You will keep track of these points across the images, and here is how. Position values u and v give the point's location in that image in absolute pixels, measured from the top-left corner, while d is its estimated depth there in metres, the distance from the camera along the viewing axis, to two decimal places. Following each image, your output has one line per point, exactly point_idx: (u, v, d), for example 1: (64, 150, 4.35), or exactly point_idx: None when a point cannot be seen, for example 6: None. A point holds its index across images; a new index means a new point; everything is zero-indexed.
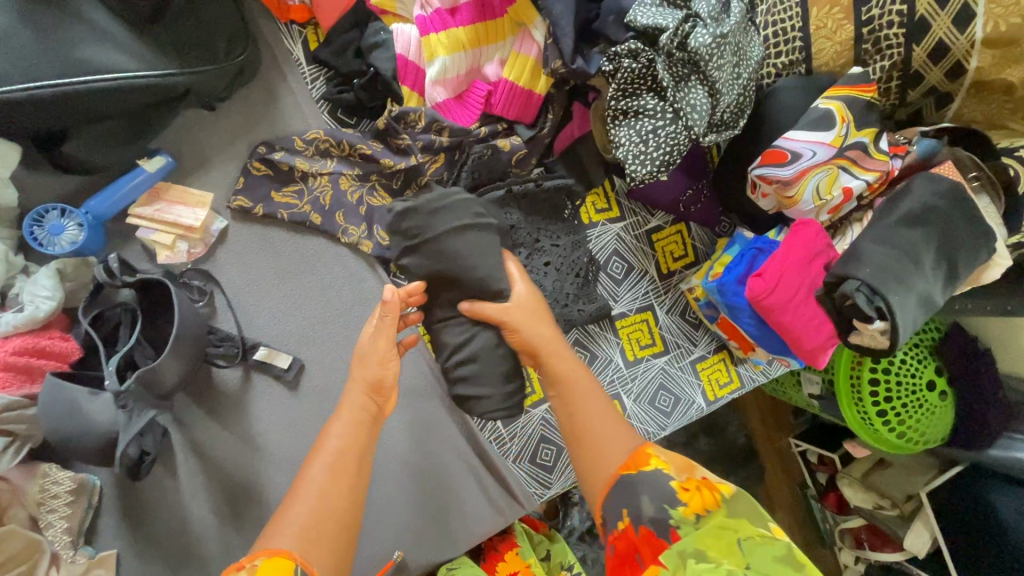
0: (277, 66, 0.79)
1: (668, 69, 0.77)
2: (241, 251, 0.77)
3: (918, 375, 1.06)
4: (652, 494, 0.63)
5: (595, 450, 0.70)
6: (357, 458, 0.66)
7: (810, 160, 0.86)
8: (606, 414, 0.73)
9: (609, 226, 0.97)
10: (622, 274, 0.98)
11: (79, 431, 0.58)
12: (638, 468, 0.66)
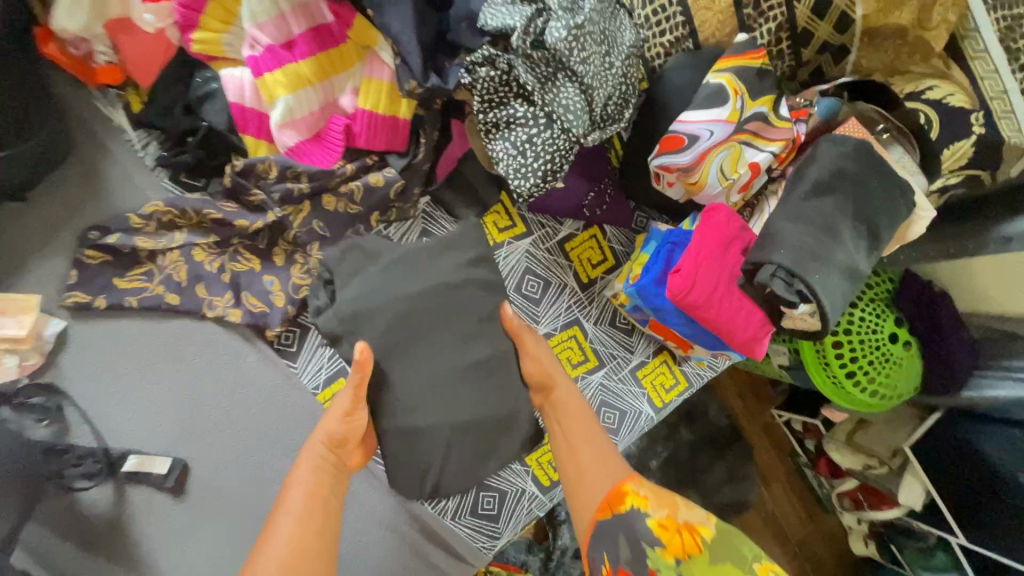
0: (98, 138, 0.70)
1: (530, 72, 0.70)
2: (88, 353, 0.68)
3: (879, 329, 1.01)
4: (626, 535, 0.63)
5: (587, 487, 0.70)
6: (324, 505, 0.63)
7: (708, 141, 0.80)
8: (598, 441, 0.73)
9: (516, 243, 0.89)
10: (539, 292, 0.90)
11: None
12: (614, 510, 0.66)
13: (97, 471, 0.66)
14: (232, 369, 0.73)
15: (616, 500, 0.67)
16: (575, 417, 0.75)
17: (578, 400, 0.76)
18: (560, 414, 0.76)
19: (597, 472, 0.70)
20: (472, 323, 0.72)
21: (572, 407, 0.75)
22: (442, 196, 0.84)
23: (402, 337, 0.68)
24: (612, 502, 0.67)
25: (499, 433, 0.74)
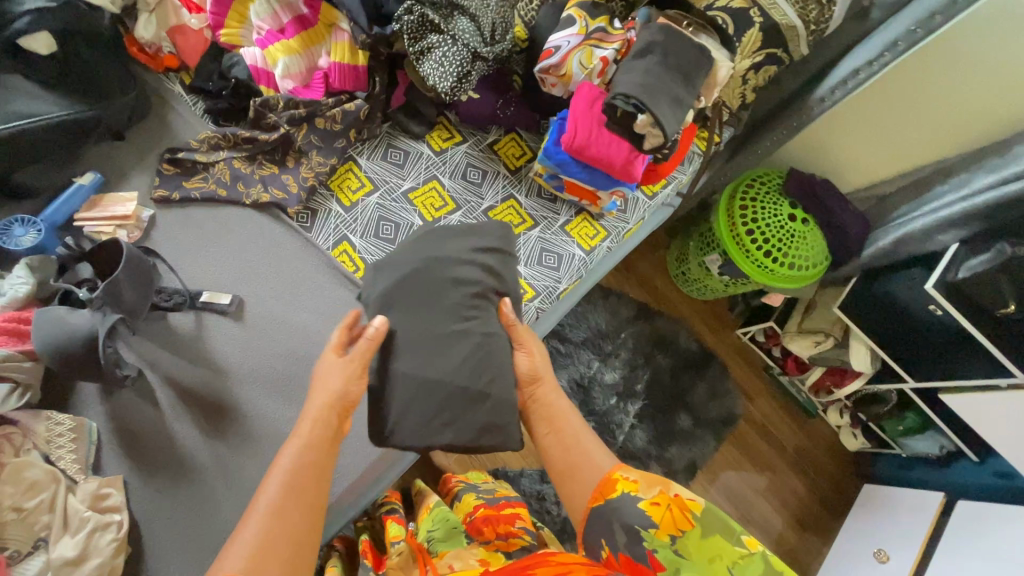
0: (165, 102, 1.07)
1: (437, 13, 1.10)
2: (169, 230, 0.99)
3: (786, 209, 1.63)
4: (622, 517, 0.82)
5: (580, 478, 0.89)
6: (314, 471, 0.78)
7: (568, 47, 1.19)
8: (588, 438, 0.93)
9: (457, 147, 1.25)
10: (480, 178, 1.24)
11: (69, 337, 0.80)
12: (608, 496, 0.85)
13: (182, 299, 0.95)
14: (267, 239, 1.04)
15: (609, 487, 0.86)
16: (569, 416, 0.95)
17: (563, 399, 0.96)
18: (546, 407, 0.96)
19: (586, 470, 0.89)
20: (463, 294, 0.95)
21: (557, 404, 0.95)
22: (398, 119, 1.21)
23: (415, 290, 0.94)
24: (606, 489, 0.86)
25: (472, 391, 0.92)
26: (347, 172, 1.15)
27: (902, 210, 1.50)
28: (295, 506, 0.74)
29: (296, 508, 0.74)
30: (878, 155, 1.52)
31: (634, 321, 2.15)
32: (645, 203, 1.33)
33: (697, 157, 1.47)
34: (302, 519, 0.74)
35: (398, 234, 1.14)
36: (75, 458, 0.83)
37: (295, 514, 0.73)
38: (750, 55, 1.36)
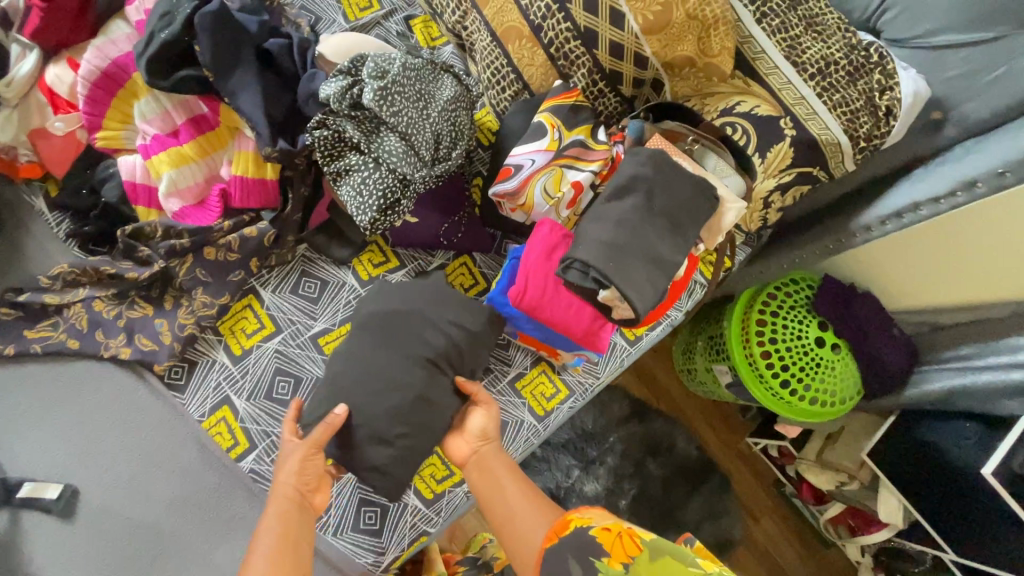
0: (21, 221, 0.88)
1: (357, 128, 0.86)
2: (2, 393, 0.81)
3: (809, 326, 1.26)
4: (577, 552, 0.71)
5: (522, 533, 0.78)
6: (294, 541, 0.73)
7: (531, 168, 0.94)
8: (526, 497, 0.81)
9: (390, 275, 1.00)
10: None
11: None
12: (561, 534, 0.74)
13: None
14: (122, 402, 0.84)
15: (560, 527, 0.75)
16: (510, 488, 0.82)
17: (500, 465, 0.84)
18: (486, 469, 0.84)
19: (527, 529, 0.78)
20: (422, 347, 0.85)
21: (496, 464, 0.84)
22: (317, 242, 0.98)
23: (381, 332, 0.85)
24: (557, 529, 0.75)
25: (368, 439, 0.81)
26: (244, 309, 0.93)
27: (962, 350, 1.14)
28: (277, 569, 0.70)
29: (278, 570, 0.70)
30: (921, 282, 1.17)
31: (624, 423, 1.70)
32: (624, 350, 1.05)
33: (700, 287, 1.15)
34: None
35: (295, 394, 0.90)
36: None
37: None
38: (776, 174, 1.06)
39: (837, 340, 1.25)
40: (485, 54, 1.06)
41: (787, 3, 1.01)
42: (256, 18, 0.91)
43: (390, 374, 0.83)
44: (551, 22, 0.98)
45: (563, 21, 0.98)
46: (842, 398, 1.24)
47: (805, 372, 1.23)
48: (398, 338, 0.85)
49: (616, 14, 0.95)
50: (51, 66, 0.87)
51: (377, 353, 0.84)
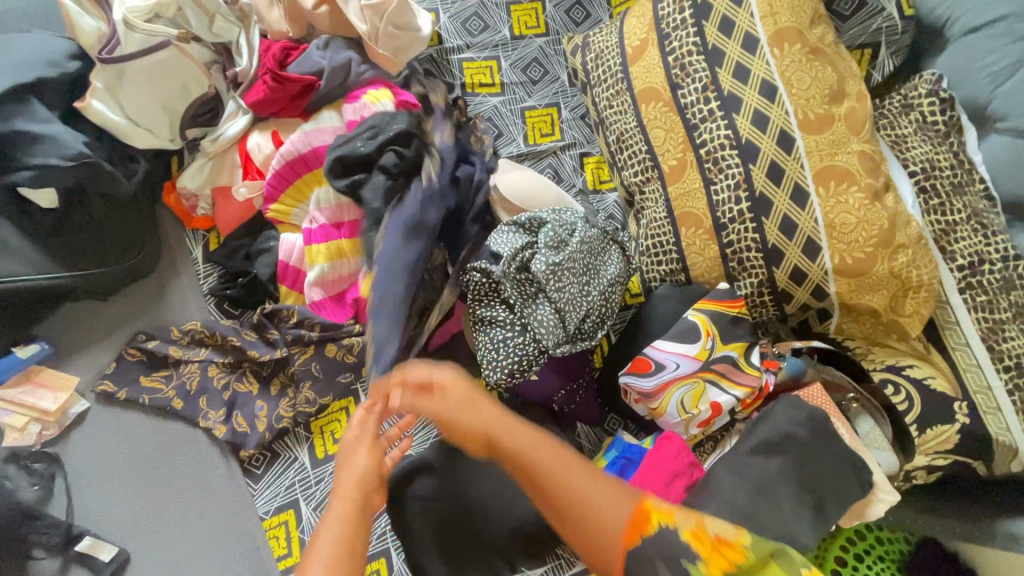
0: (174, 265, 0.90)
1: (515, 288, 0.84)
2: (93, 434, 0.81)
3: None
4: (668, 558, 0.60)
5: (591, 524, 0.62)
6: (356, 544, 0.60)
7: (672, 372, 0.88)
8: (589, 479, 0.64)
9: None
10: None
11: None
12: (642, 536, 0.62)
13: (52, 541, 0.74)
14: (199, 474, 0.82)
15: (641, 521, 0.62)
16: (536, 444, 0.65)
17: (527, 443, 0.66)
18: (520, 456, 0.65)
19: (596, 512, 0.63)
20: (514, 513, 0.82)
21: (529, 447, 0.65)
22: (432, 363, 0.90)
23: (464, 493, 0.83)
24: (638, 526, 0.62)
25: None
26: (338, 410, 0.86)
27: None
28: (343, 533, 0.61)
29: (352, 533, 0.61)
30: None
31: None
32: None
33: None
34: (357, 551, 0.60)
35: None
36: None
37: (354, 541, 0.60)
38: (928, 453, 0.94)
39: None
40: (652, 226, 1.02)
41: (1000, 283, 0.91)
42: (451, 141, 0.92)
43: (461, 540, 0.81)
44: (738, 226, 0.93)
45: (751, 230, 0.92)
46: None
47: None
48: (476, 484, 0.83)
49: (811, 246, 0.88)
50: (256, 133, 0.90)
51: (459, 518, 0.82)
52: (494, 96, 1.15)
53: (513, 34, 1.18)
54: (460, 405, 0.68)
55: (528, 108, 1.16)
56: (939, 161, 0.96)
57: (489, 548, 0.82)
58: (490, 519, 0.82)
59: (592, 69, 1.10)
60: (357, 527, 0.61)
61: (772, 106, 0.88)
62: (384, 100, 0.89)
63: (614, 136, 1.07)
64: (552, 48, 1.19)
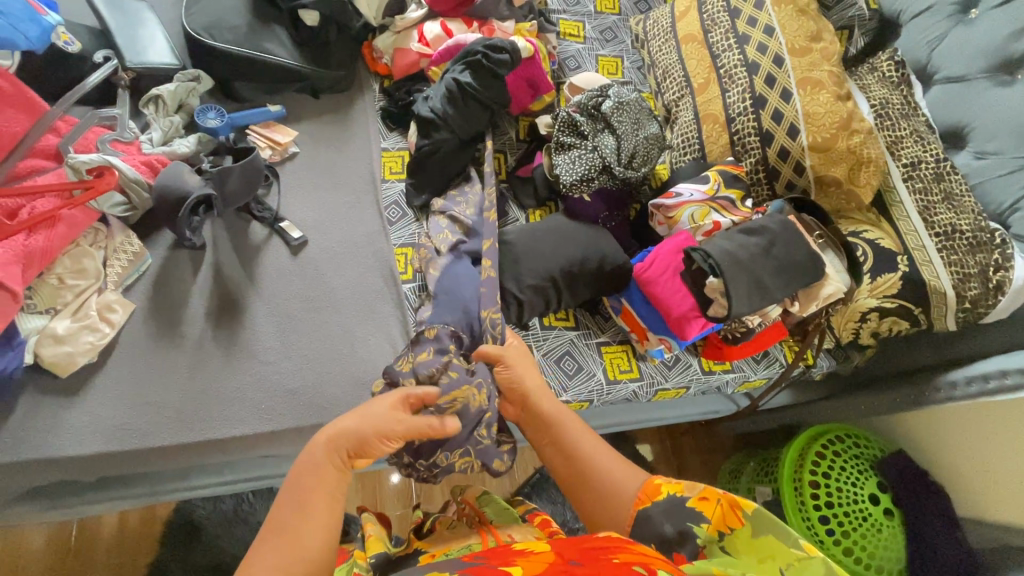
0: (359, 90, 1.35)
1: (589, 123, 1.24)
2: (296, 168, 1.21)
3: (858, 486, 1.52)
4: (675, 518, 0.75)
5: (610, 491, 0.82)
6: (313, 501, 0.68)
7: (688, 198, 1.24)
8: (607, 455, 0.86)
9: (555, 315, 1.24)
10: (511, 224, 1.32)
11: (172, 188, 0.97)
12: (654, 498, 0.79)
13: (268, 216, 1.13)
14: (357, 211, 1.21)
15: (652, 491, 0.80)
16: (567, 419, 0.91)
17: (562, 415, 0.91)
18: (560, 427, 0.90)
19: (616, 488, 0.83)
20: (568, 260, 1.15)
21: (561, 415, 0.91)
22: (513, 189, 1.35)
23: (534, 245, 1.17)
24: (648, 492, 0.79)
25: (503, 297, 1.14)
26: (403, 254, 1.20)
27: None
28: (313, 532, 0.65)
29: (327, 525, 0.67)
30: (996, 488, 1.36)
31: None
32: (695, 372, 1.27)
33: (778, 365, 1.34)
34: (311, 549, 0.64)
35: None
36: (119, 272, 0.99)
37: (315, 547, 0.64)
38: (878, 296, 1.24)
39: (873, 490, 1.52)
40: (683, 124, 1.43)
41: (933, 176, 1.27)
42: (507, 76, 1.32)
43: (528, 272, 1.14)
44: (743, 117, 1.32)
45: (752, 120, 1.31)
46: (867, 522, 1.47)
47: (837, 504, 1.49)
48: (542, 239, 1.17)
49: (793, 129, 1.27)
50: (429, 21, 1.37)
51: (531, 256, 1.15)
52: (578, 43, 1.62)
53: (595, 9, 1.69)
54: (521, 366, 0.97)
55: (601, 54, 1.63)
56: (894, 98, 1.34)
57: (548, 282, 1.14)
58: (551, 260, 1.15)
59: (650, 30, 1.58)
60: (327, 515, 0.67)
61: (771, 39, 1.32)
62: (523, 41, 1.34)
63: (661, 70, 1.52)
64: (621, 23, 1.70)
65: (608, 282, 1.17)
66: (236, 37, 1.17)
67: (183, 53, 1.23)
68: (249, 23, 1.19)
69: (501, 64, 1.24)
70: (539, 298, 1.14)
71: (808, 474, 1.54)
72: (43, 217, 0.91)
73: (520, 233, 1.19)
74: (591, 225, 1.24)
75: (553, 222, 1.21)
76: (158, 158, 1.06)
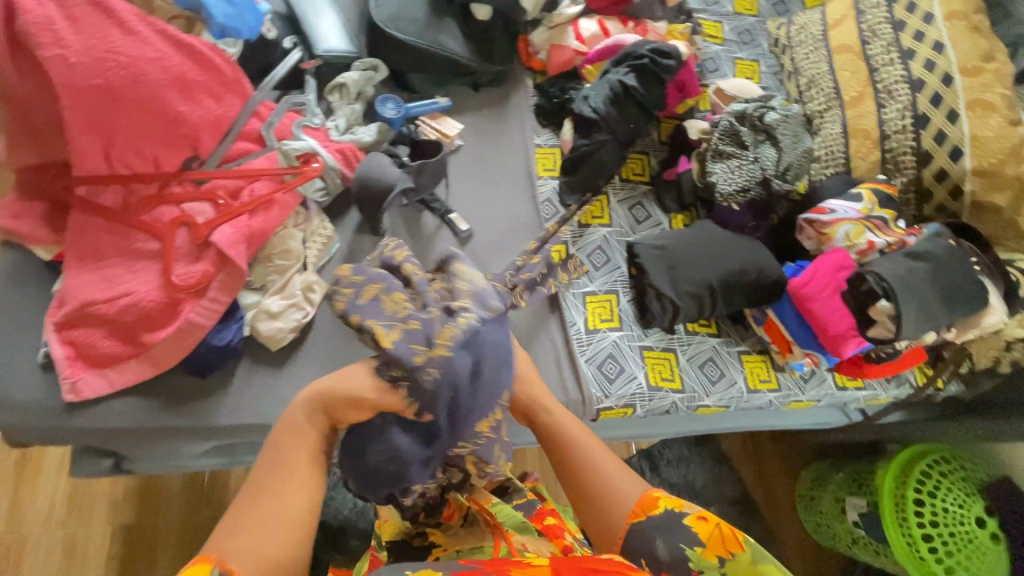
0: (513, 85, 1.37)
1: (750, 134, 1.25)
2: (461, 161, 1.26)
3: (965, 509, 1.52)
4: (668, 539, 0.69)
5: (607, 504, 0.73)
6: (267, 494, 0.62)
7: (842, 215, 1.23)
8: (609, 459, 0.75)
9: (702, 326, 1.26)
10: (643, 218, 1.33)
11: (380, 178, 1.05)
12: (649, 513, 0.71)
13: (440, 208, 1.18)
14: (515, 206, 1.25)
15: (649, 504, 0.72)
16: (567, 415, 0.78)
17: (563, 413, 0.78)
18: (555, 438, 0.76)
19: (616, 492, 0.73)
20: (725, 270, 1.17)
21: (562, 412, 0.78)
22: (657, 191, 1.36)
23: (691, 253, 1.19)
24: (646, 506, 0.72)
25: (659, 301, 1.17)
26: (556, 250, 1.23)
27: None
28: (262, 537, 0.59)
29: (283, 524, 0.60)
30: None
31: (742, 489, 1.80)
32: (830, 388, 1.28)
33: (908, 386, 1.35)
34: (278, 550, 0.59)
35: (604, 266, 1.26)
36: (315, 254, 1.06)
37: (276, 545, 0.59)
38: None
39: (983, 515, 1.53)
40: (828, 135, 1.37)
41: None
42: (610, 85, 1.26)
43: (686, 279, 1.17)
44: (900, 136, 1.31)
45: (911, 140, 1.30)
46: (975, 547, 1.48)
47: (944, 524, 1.50)
48: (698, 247, 1.20)
49: (956, 152, 1.26)
50: (586, 19, 1.37)
51: (689, 263, 1.18)
52: (717, 45, 1.60)
53: (734, 10, 1.66)
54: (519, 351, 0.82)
55: (739, 58, 1.61)
56: None
57: (704, 290, 1.17)
58: (707, 270, 1.17)
59: (795, 36, 1.55)
60: (281, 516, 0.61)
61: (940, 57, 1.29)
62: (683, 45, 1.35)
63: (806, 78, 1.48)
64: (760, 26, 1.66)
65: (760, 294, 1.19)
66: (417, 31, 1.20)
67: (359, 41, 1.26)
68: (427, 17, 1.22)
69: (668, 70, 1.27)
70: (695, 305, 1.17)
71: (914, 492, 1.54)
72: (262, 199, 0.99)
73: (675, 240, 1.21)
74: (743, 237, 1.25)
75: (706, 231, 1.23)
76: (350, 147, 1.11)
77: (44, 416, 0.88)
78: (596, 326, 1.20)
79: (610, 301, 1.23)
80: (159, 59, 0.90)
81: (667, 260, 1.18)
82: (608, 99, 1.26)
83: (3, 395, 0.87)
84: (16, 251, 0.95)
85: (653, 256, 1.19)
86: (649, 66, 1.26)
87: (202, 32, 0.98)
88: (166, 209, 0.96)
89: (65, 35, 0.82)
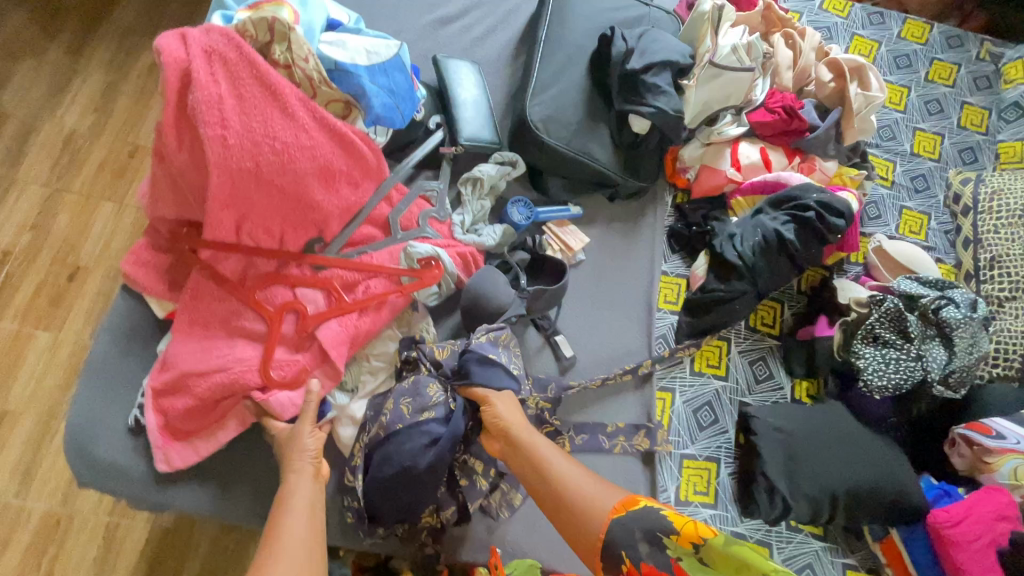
0: (651, 199, 1.26)
1: (919, 326, 1.08)
2: (580, 277, 1.16)
3: None
4: (644, 526, 0.73)
5: (586, 512, 0.77)
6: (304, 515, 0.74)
7: (1014, 445, 1.02)
8: (584, 476, 0.81)
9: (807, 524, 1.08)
10: (763, 377, 1.18)
11: (495, 299, 0.99)
12: (629, 509, 0.76)
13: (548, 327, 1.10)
14: (626, 338, 1.14)
15: (628, 503, 0.77)
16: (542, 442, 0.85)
17: (536, 440, 0.85)
18: (537, 469, 0.83)
19: (590, 501, 0.78)
20: (854, 478, 1.01)
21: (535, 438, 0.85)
22: (786, 349, 1.20)
23: (816, 446, 1.03)
24: (625, 505, 0.76)
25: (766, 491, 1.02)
26: (660, 400, 1.12)
27: None
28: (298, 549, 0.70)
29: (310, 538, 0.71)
30: None
31: None
32: None
33: None
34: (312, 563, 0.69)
35: (709, 428, 1.12)
36: None
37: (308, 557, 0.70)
38: None
39: None
40: (1008, 330, 1.17)
41: None
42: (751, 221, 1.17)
43: (804, 474, 1.01)
44: None
45: None
46: None
47: None
48: (825, 441, 1.04)
49: None
50: (746, 143, 1.23)
51: (813, 457, 1.02)
52: (884, 188, 1.42)
53: (912, 150, 1.46)
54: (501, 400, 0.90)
55: (907, 207, 1.41)
56: None
57: (825, 495, 1.00)
58: (832, 472, 1.01)
59: (985, 200, 1.33)
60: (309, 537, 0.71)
61: None
62: (854, 199, 1.19)
63: (990, 255, 1.28)
64: (939, 172, 1.45)
65: (886, 511, 1.01)
66: (567, 136, 1.13)
67: (502, 130, 1.20)
68: (580, 123, 1.14)
69: (835, 230, 1.12)
70: (810, 509, 1.00)
71: None
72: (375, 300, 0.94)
73: (799, 424, 1.05)
74: (883, 440, 1.06)
75: (839, 422, 1.07)
76: (470, 251, 1.05)
77: (124, 479, 0.88)
78: (688, 498, 1.06)
79: (709, 471, 1.09)
80: (311, 147, 0.87)
81: (787, 447, 1.03)
82: (759, 245, 1.13)
83: (91, 450, 0.87)
84: (135, 300, 0.95)
85: (771, 439, 1.04)
86: (815, 220, 1.11)
87: (357, 118, 0.94)
88: (279, 289, 0.92)
89: (230, 116, 0.81)
